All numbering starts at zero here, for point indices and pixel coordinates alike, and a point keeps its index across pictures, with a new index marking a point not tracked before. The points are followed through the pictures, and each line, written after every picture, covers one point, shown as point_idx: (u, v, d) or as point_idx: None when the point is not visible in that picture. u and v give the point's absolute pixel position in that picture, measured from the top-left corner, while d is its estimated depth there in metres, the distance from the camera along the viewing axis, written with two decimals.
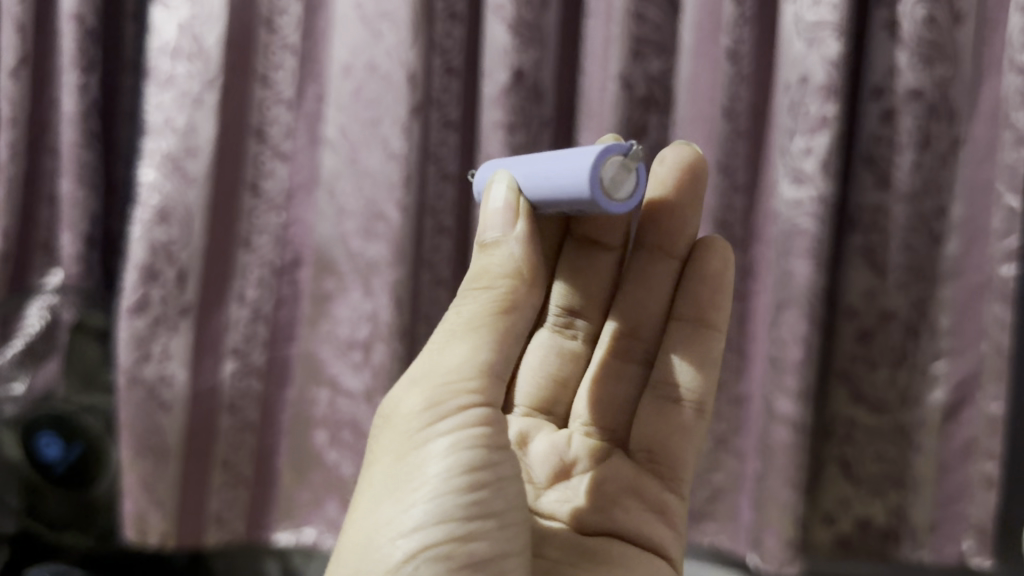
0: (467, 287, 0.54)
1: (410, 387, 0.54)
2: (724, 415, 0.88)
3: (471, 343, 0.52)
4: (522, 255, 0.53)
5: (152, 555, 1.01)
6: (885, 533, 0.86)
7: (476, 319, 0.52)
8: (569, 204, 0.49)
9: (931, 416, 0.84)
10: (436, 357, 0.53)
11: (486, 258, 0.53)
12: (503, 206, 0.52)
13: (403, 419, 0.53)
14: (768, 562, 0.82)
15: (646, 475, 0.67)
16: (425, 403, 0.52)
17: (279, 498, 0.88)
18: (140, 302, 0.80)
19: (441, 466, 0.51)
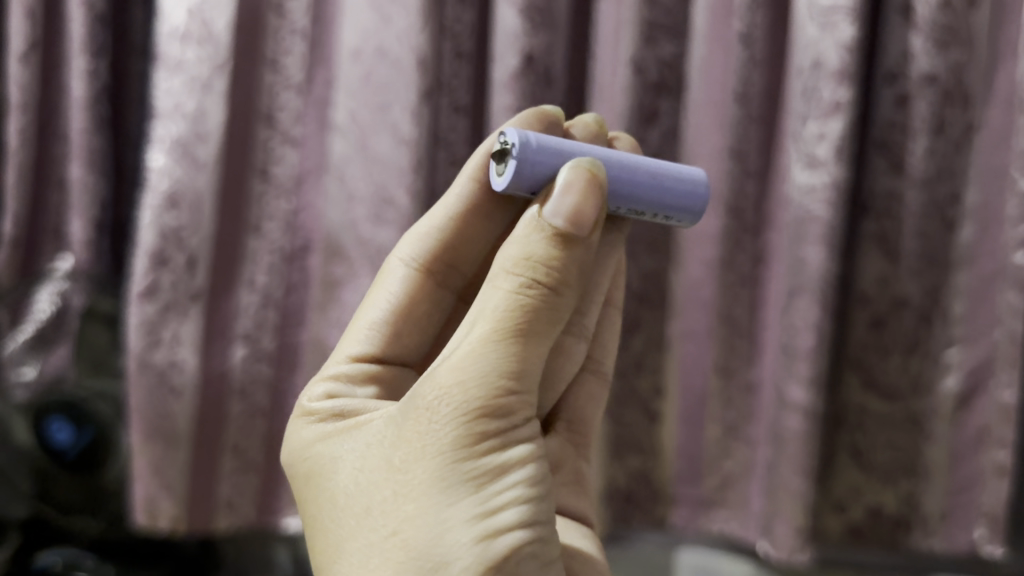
0: (517, 276, 0.45)
1: (453, 387, 0.43)
2: (734, 403, 0.88)
3: (529, 346, 0.44)
4: (586, 255, 0.46)
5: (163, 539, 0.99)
6: (897, 520, 0.86)
7: (538, 324, 0.44)
8: (656, 208, 0.54)
9: (943, 405, 0.84)
10: (489, 354, 0.43)
11: (549, 250, 0.45)
12: (584, 200, 0.46)
13: (458, 427, 0.43)
14: (779, 549, 0.82)
15: (564, 445, 0.65)
16: (489, 409, 0.43)
17: (289, 485, 0.87)
18: (149, 288, 0.80)
19: (516, 475, 0.43)
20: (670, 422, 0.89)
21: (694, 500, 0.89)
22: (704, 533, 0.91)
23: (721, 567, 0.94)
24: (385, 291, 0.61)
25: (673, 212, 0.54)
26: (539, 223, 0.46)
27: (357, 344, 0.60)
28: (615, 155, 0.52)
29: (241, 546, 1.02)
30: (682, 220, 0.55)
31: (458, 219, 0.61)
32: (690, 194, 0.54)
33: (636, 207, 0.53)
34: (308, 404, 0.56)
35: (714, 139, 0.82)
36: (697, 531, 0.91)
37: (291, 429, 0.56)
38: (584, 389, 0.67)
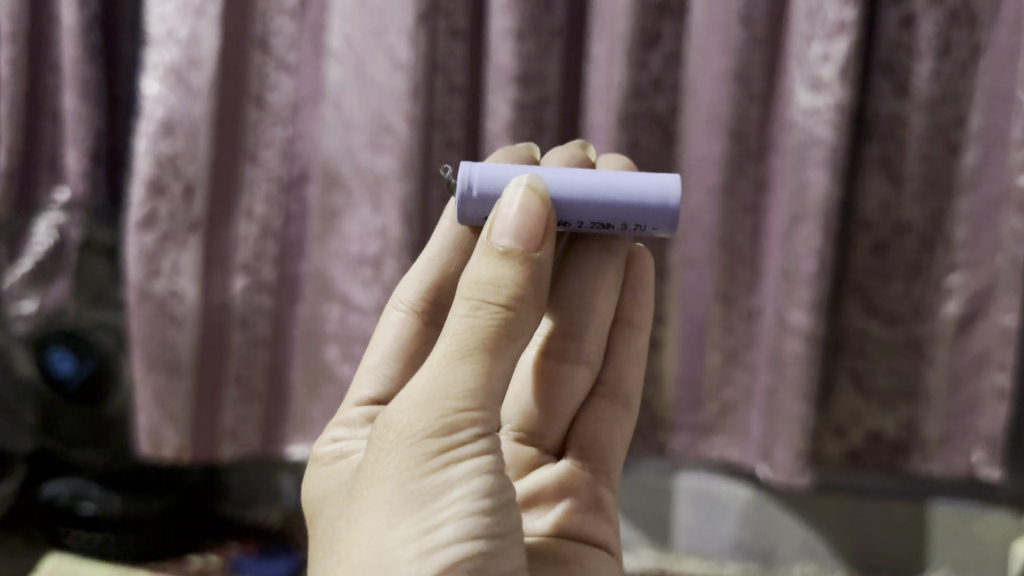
0: (469, 298, 0.45)
1: (407, 410, 0.45)
2: (735, 330, 0.87)
3: (484, 365, 0.44)
4: (537, 273, 0.45)
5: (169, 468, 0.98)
6: (896, 445, 0.87)
7: (493, 346, 0.44)
8: (619, 222, 0.52)
9: (944, 329, 0.84)
10: (439, 378, 0.44)
11: (501, 267, 0.45)
12: (524, 219, 0.46)
13: (409, 447, 0.44)
14: (778, 472, 0.83)
15: (577, 472, 0.63)
16: (436, 429, 0.44)
17: (293, 413, 0.88)
18: (148, 216, 0.80)
19: (463, 491, 0.44)
20: (671, 347, 0.89)
21: (694, 427, 0.90)
22: (703, 458, 0.93)
23: (719, 491, 0.95)
24: (387, 334, 0.64)
25: (642, 219, 0.51)
26: (488, 244, 0.46)
27: (368, 387, 0.63)
28: (564, 175, 0.51)
29: (246, 474, 1.02)
30: (655, 229, 0.52)
31: (448, 262, 0.64)
32: (654, 204, 0.51)
33: (601, 223, 0.52)
34: (320, 448, 0.61)
35: (718, 61, 0.80)
36: (696, 456, 0.92)
37: (311, 469, 0.60)
38: (603, 414, 0.65)
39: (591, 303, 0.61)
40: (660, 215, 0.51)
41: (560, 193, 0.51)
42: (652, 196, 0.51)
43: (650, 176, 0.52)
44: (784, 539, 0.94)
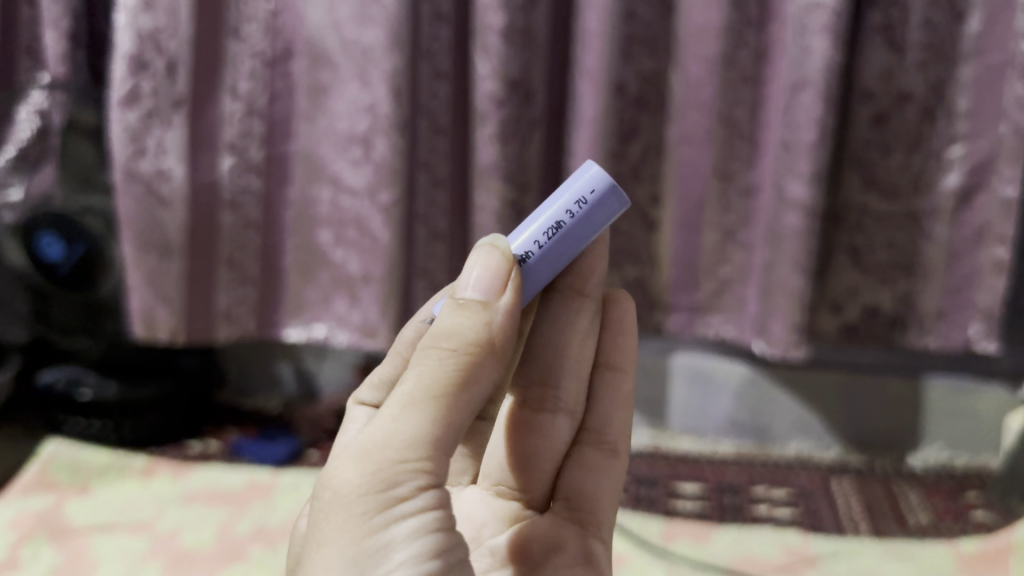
0: (427, 347, 0.39)
1: (349, 466, 0.38)
2: (734, 207, 0.86)
3: (434, 414, 0.38)
4: (500, 331, 0.40)
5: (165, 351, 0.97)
6: (892, 320, 0.87)
7: (448, 399, 0.38)
8: (561, 226, 0.45)
9: (943, 203, 0.82)
10: (384, 429, 0.38)
11: (459, 319, 0.39)
12: (487, 275, 0.41)
13: (347, 507, 0.37)
14: (774, 347, 0.83)
15: (562, 523, 0.53)
16: (377, 484, 0.37)
17: (288, 296, 0.88)
18: (131, 94, 0.78)
19: (406, 555, 0.37)
20: (666, 225, 0.88)
21: (690, 307, 0.90)
22: (698, 337, 0.93)
23: (713, 370, 0.96)
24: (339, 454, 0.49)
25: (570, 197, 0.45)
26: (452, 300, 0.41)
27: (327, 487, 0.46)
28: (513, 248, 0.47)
29: (242, 355, 1.03)
30: (598, 204, 0.45)
31: None
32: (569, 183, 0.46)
33: (559, 247, 0.45)
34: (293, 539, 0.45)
35: None
36: (692, 335, 0.92)
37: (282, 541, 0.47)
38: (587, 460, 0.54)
39: (562, 351, 0.52)
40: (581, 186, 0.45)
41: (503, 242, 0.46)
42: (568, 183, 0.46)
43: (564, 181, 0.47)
44: (777, 416, 0.95)
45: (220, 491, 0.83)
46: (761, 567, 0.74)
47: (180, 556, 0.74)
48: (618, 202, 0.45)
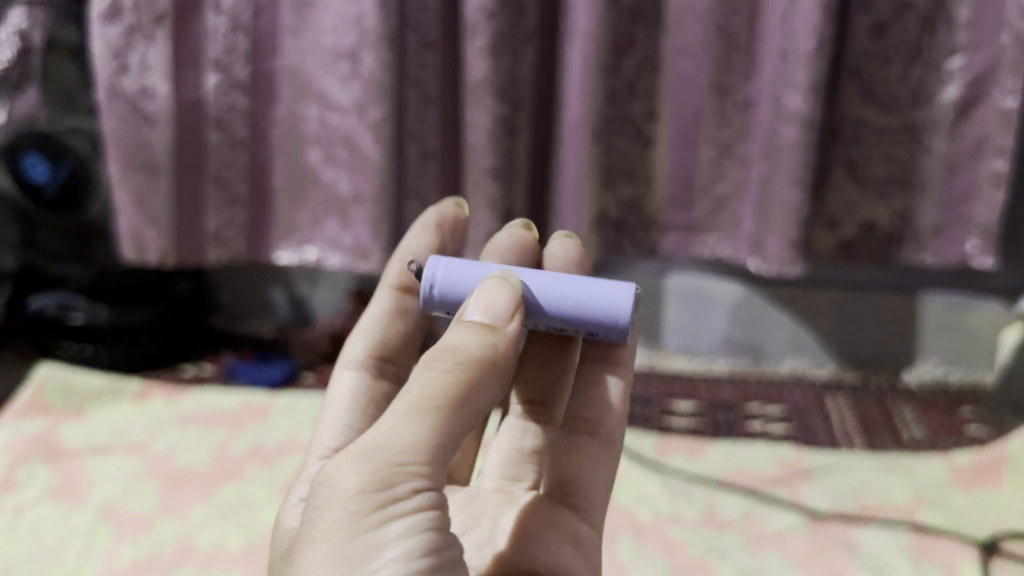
0: (430, 356, 0.37)
1: (346, 463, 0.35)
2: (731, 122, 0.84)
3: (436, 420, 0.35)
4: (504, 356, 0.37)
5: (157, 273, 0.97)
6: (890, 236, 0.86)
7: (449, 410, 0.35)
8: (577, 312, 0.42)
9: (942, 115, 0.81)
10: (384, 430, 0.35)
11: (465, 337, 0.37)
12: (499, 296, 0.39)
13: (344, 502, 0.34)
14: (770, 263, 0.83)
15: (556, 509, 0.49)
16: (376, 480, 0.34)
17: (278, 218, 0.87)
18: (113, 8, 0.77)
19: (398, 554, 0.34)
20: (661, 142, 0.86)
21: (685, 226, 0.89)
22: (693, 257, 0.92)
23: (709, 289, 0.95)
24: (332, 412, 0.53)
25: (600, 328, 0.42)
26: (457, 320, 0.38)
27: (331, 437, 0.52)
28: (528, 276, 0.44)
29: (234, 276, 1.03)
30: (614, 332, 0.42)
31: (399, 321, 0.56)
32: (606, 310, 0.41)
33: (556, 323, 0.42)
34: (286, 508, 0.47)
35: None
36: (688, 255, 0.92)
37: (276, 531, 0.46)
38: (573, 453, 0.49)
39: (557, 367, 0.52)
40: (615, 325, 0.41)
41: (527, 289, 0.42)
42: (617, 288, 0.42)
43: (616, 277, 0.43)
44: (772, 335, 0.95)
45: (216, 413, 0.83)
46: (756, 481, 0.74)
47: (176, 477, 0.74)
48: None
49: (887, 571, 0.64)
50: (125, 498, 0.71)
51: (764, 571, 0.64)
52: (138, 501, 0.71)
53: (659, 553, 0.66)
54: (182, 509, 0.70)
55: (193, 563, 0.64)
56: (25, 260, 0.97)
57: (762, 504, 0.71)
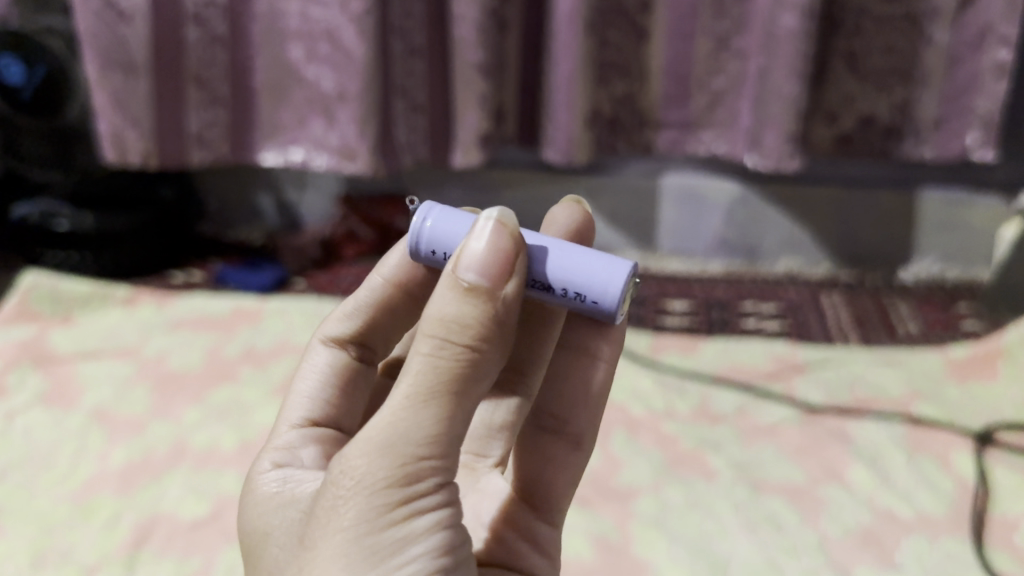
0: (433, 335, 0.31)
1: (359, 456, 0.31)
2: (728, 13, 0.81)
3: (451, 408, 0.31)
4: (505, 322, 0.32)
5: (141, 178, 0.93)
6: (889, 129, 0.84)
7: (463, 396, 0.31)
8: (568, 304, 0.35)
9: (945, 3, 0.78)
10: (396, 420, 0.31)
11: (463, 305, 0.31)
12: (491, 244, 0.32)
13: (361, 504, 0.30)
14: (767, 159, 0.81)
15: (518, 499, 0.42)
16: (397, 477, 0.30)
17: (263, 119, 0.85)
18: None
19: (423, 552, 0.32)
20: (656, 36, 0.83)
21: (680, 123, 0.87)
22: (691, 155, 0.90)
23: (704, 188, 0.93)
24: (306, 384, 0.44)
25: (590, 293, 0.34)
26: (451, 277, 0.31)
27: (300, 412, 0.43)
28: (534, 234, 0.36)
29: (222, 180, 1.01)
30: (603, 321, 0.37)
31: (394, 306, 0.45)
32: (597, 272, 0.34)
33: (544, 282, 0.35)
34: (252, 480, 0.39)
35: None
36: (683, 153, 0.90)
37: (243, 499, 0.38)
38: (528, 442, 0.42)
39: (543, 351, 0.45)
40: (604, 284, 0.34)
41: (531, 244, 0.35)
42: (610, 295, 0.34)
43: (619, 268, 0.34)
44: (769, 233, 0.94)
45: (206, 317, 0.82)
46: (749, 376, 0.74)
47: (168, 380, 0.73)
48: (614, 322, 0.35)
49: (882, 463, 0.64)
50: (117, 401, 0.71)
51: (758, 464, 0.64)
52: (129, 404, 0.71)
53: (653, 447, 0.66)
54: (175, 411, 0.70)
55: (187, 463, 0.64)
56: (8, 171, 0.94)
57: (756, 398, 0.71)
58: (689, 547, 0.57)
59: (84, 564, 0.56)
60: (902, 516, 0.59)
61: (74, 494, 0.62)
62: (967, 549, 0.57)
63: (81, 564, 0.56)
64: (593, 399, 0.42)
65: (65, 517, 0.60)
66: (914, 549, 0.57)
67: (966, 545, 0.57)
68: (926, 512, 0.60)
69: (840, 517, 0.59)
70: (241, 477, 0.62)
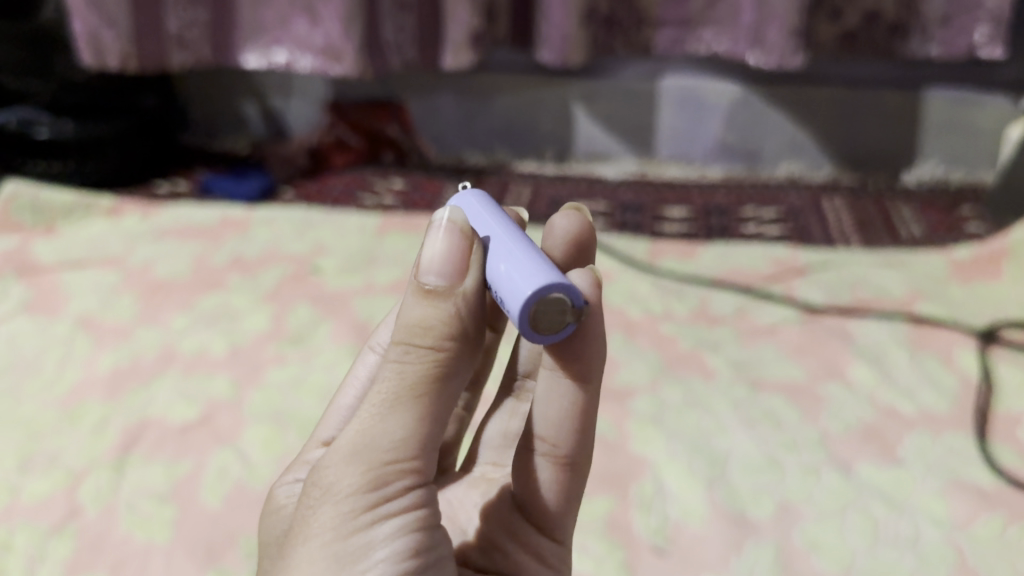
0: (399, 340, 0.29)
1: (332, 464, 0.29)
2: None
3: (422, 413, 0.29)
4: (473, 320, 0.29)
5: (116, 82, 0.92)
6: (894, 26, 0.81)
7: (434, 400, 0.29)
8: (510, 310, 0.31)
9: None
10: (365, 427, 0.29)
11: (425, 307, 0.29)
12: (449, 242, 0.30)
13: (328, 513, 0.29)
14: (769, 56, 0.78)
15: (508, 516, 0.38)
16: (363, 485, 0.29)
17: (244, 21, 0.84)
18: None
19: (388, 556, 0.29)
20: None
21: (678, 22, 0.84)
22: (691, 55, 0.87)
23: (704, 89, 0.90)
24: (347, 395, 0.41)
25: (505, 300, 0.29)
26: (414, 282, 0.29)
27: (333, 427, 0.41)
28: (506, 230, 0.32)
29: (202, 84, 1.01)
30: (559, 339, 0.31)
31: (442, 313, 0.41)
32: (510, 279, 0.29)
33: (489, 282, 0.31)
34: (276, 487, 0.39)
35: None
36: (682, 53, 0.87)
37: (266, 511, 0.38)
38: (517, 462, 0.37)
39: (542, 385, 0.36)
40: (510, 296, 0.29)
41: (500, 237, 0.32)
42: (514, 301, 0.29)
43: (531, 278, 0.29)
44: (770, 136, 0.92)
45: (192, 226, 0.80)
46: (749, 279, 0.72)
47: (155, 287, 0.72)
48: (535, 337, 0.29)
49: (884, 361, 0.63)
50: (103, 308, 0.70)
51: (757, 363, 0.63)
52: (116, 311, 0.69)
53: (650, 348, 0.65)
54: (162, 318, 0.68)
55: (177, 367, 0.63)
56: None
57: (754, 299, 0.69)
58: (688, 445, 0.56)
59: (73, 469, 0.55)
60: (904, 413, 0.58)
61: (61, 399, 0.61)
62: (970, 445, 0.56)
63: (70, 468, 0.55)
64: (583, 423, 0.35)
65: (52, 422, 0.59)
66: (916, 444, 0.56)
67: (969, 440, 0.56)
68: (928, 408, 0.59)
69: (840, 414, 0.58)
70: (231, 381, 0.61)
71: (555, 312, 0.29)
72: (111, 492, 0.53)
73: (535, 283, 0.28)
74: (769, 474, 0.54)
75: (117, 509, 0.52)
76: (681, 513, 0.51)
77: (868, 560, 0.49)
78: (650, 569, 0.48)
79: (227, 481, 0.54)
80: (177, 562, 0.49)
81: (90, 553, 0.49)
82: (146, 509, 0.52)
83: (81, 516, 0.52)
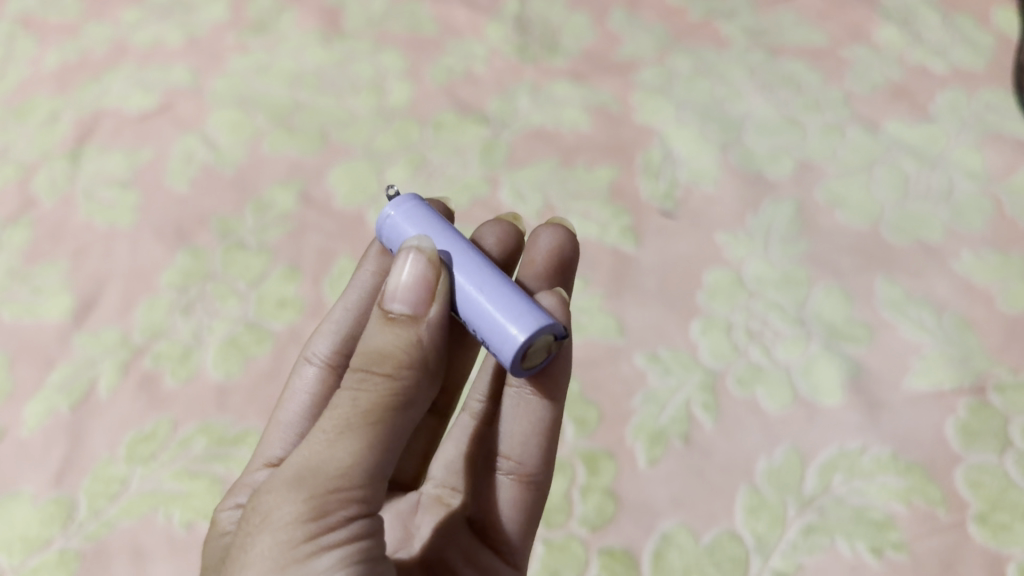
0: (353, 367, 0.24)
1: (267, 494, 0.23)
2: None
3: (376, 440, 0.23)
4: (435, 360, 0.25)
5: None
6: None
7: (389, 432, 0.23)
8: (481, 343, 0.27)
9: None
10: (310, 452, 0.23)
11: (387, 334, 0.24)
12: (415, 268, 0.25)
13: (263, 544, 0.22)
14: None
15: (464, 533, 0.31)
16: (306, 510, 0.22)
17: None
18: None
19: None
20: None
21: None
22: None
23: None
24: (288, 411, 0.33)
25: (492, 345, 0.26)
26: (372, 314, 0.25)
27: (282, 443, 0.33)
28: (467, 252, 0.27)
29: None
30: (539, 364, 0.28)
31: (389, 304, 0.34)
32: (496, 324, 0.25)
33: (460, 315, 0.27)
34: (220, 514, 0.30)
35: None
36: None
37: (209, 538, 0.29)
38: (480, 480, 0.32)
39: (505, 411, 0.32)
40: (500, 343, 0.25)
41: (464, 263, 0.27)
42: (505, 348, 0.25)
43: (524, 318, 0.25)
44: None
45: None
46: None
47: None
48: (521, 372, 0.26)
49: (914, 22, 0.56)
50: (46, 7, 0.62)
51: (775, 29, 0.56)
52: (58, 8, 0.62)
53: (655, 21, 0.57)
54: (111, 12, 0.61)
55: (131, 59, 0.56)
56: None
57: None
58: (696, 110, 0.50)
59: (24, 163, 0.50)
60: (935, 71, 0.53)
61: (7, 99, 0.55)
62: (1009, 100, 0.50)
63: (21, 163, 0.50)
64: (550, 443, 0.32)
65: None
66: (949, 100, 0.51)
67: (1007, 94, 0.51)
68: (963, 65, 0.53)
69: (866, 75, 0.52)
70: (190, 70, 0.55)
71: (543, 346, 0.26)
72: (67, 182, 0.48)
73: (531, 326, 0.25)
74: (789, 135, 0.49)
75: (75, 199, 0.47)
76: (690, 176, 0.47)
77: (896, 212, 0.44)
78: (657, 230, 0.44)
79: (193, 166, 0.49)
80: (145, 243, 0.45)
81: (50, 241, 0.45)
82: (106, 197, 0.47)
83: (37, 207, 0.47)
